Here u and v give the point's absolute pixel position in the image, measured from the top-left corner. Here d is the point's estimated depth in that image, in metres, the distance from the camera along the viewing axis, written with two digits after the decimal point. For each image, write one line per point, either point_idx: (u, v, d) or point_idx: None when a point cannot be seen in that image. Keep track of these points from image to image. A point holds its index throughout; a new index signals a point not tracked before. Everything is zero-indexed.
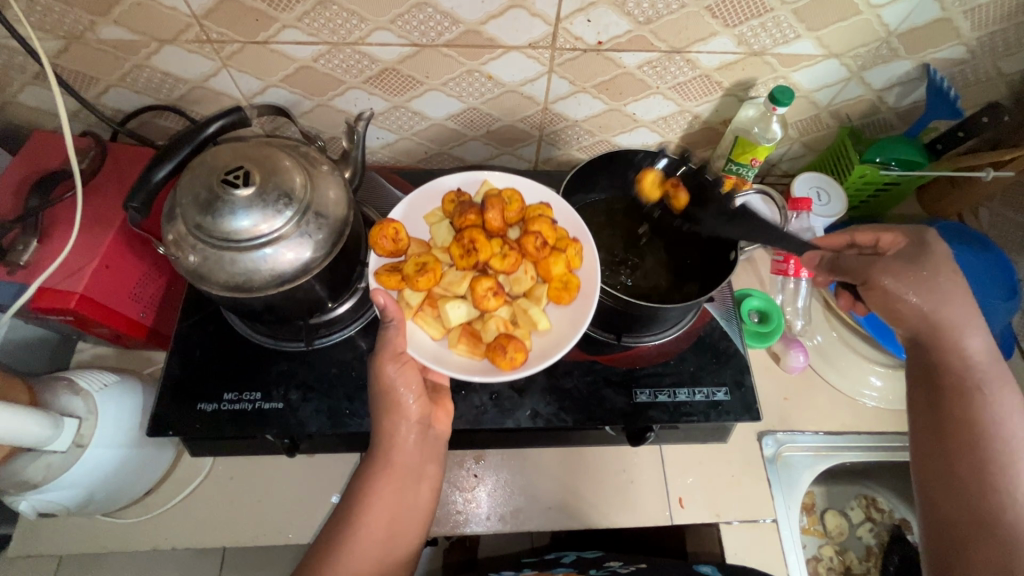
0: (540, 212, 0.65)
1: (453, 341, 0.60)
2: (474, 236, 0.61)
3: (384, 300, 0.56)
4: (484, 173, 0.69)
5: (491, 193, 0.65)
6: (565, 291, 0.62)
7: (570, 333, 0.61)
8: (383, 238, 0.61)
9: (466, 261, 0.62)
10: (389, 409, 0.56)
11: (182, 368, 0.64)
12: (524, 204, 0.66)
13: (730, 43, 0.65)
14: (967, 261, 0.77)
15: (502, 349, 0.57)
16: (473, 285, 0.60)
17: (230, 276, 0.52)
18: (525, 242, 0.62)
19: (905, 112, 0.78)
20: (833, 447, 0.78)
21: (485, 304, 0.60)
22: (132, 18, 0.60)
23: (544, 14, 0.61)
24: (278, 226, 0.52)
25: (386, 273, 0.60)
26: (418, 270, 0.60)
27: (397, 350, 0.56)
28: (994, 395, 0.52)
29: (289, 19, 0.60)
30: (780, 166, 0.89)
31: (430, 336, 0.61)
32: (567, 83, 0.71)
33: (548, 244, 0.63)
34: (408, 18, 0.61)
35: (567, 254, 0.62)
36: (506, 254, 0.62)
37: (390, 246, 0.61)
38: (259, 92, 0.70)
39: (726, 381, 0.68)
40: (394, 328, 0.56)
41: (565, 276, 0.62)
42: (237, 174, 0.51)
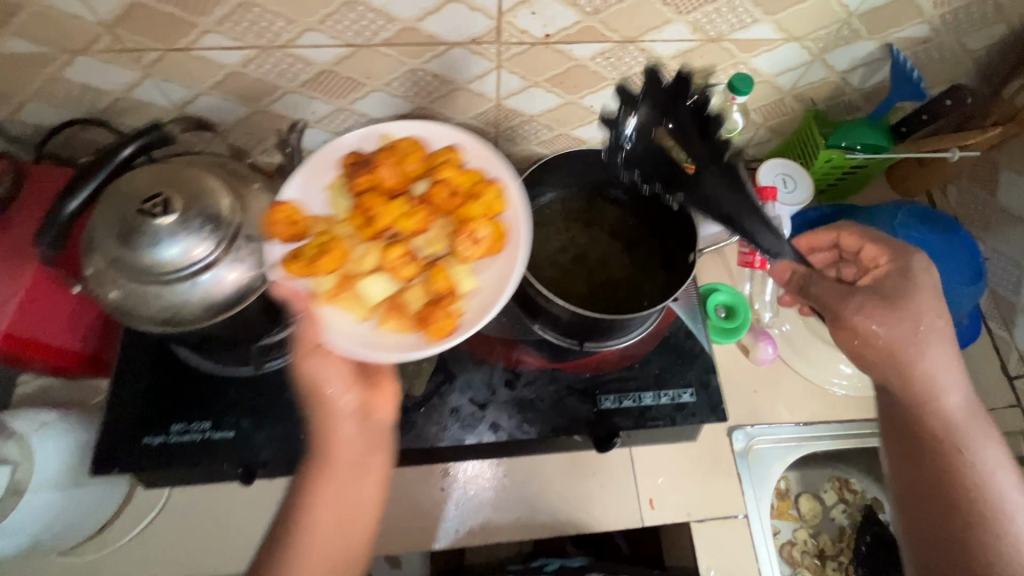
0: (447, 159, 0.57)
1: (380, 320, 0.54)
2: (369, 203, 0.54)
3: (285, 291, 0.49)
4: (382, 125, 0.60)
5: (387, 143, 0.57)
6: (494, 233, 0.55)
7: (501, 286, 0.55)
8: (277, 220, 0.52)
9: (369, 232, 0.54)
10: (316, 401, 0.50)
11: (127, 400, 0.61)
12: (428, 153, 0.58)
13: (685, 30, 0.62)
14: (935, 246, 0.75)
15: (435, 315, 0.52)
16: (380, 256, 0.53)
17: (157, 311, 0.49)
18: (430, 196, 0.55)
19: (870, 93, 0.75)
20: (803, 438, 0.78)
21: (401, 271, 0.53)
22: (36, 28, 0.54)
23: (484, 7, 0.57)
24: (207, 254, 0.49)
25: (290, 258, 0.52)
26: (316, 253, 0.52)
27: (312, 342, 0.49)
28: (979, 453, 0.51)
29: (208, 23, 0.55)
30: (746, 151, 0.87)
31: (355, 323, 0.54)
32: (518, 78, 0.67)
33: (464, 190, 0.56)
34: (339, 18, 0.56)
35: (486, 197, 0.55)
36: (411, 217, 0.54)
37: (285, 230, 0.53)
38: (190, 101, 0.66)
39: (692, 381, 0.67)
40: (302, 320, 0.50)
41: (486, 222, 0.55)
42: (155, 202, 0.47)
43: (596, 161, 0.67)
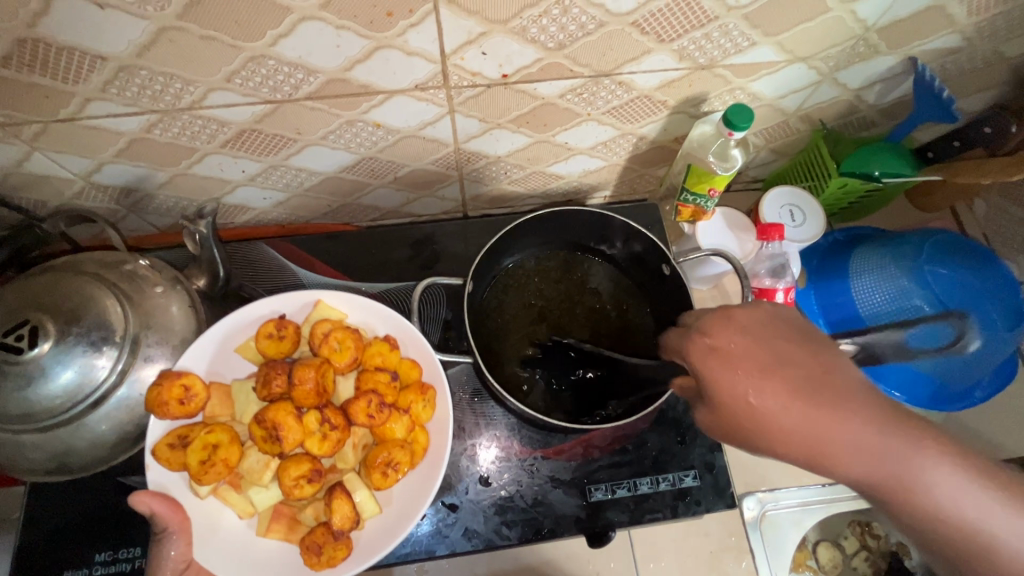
0: (378, 357, 0.51)
1: (263, 527, 0.47)
2: (274, 413, 0.46)
3: (150, 507, 0.43)
4: (318, 293, 0.52)
5: (316, 331, 0.50)
6: (416, 452, 0.50)
7: (404, 516, 0.48)
8: (164, 404, 0.42)
9: (269, 445, 0.46)
10: None
11: (42, 526, 0.53)
12: (361, 343, 0.51)
13: (670, 59, 0.51)
14: (964, 282, 0.66)
15: (315, 550, 0.45)
16: (281, 474, 0.46)
17: (41, 460, 0.40)
18: (351, 409, 0.48)
19: (888, 109, 0.64)
20: (821, 500, 0.70)
21: (298, 492, 0.47)
22: None
23: (423, 51, 0.46)
24: (108, 377, 0.41)
25: (166, 452, 0.44)
26: (204, 461, 0.45)
27: (179, 563, 0.44)
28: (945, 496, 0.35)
29: (89, 90, 0.46)
30: (746, 173, 0.77)
31: (236, 517, 0.48)
32: (476, 121, 0.57)
33: (386, 403, 0.49)
34: (247, 74, 0.46)
35: (410, 413, 0.50)
36: (326, 433, 0.47)
37: (173, 414, 0.43)
38: (94, 170, 0.56)
39: (695, 463, 0.58)
40: (173, 539, 0.44)
41: (408, 440, 0.49)
42: (20, 333, 0.38)
43: (578, 220, 0.58)
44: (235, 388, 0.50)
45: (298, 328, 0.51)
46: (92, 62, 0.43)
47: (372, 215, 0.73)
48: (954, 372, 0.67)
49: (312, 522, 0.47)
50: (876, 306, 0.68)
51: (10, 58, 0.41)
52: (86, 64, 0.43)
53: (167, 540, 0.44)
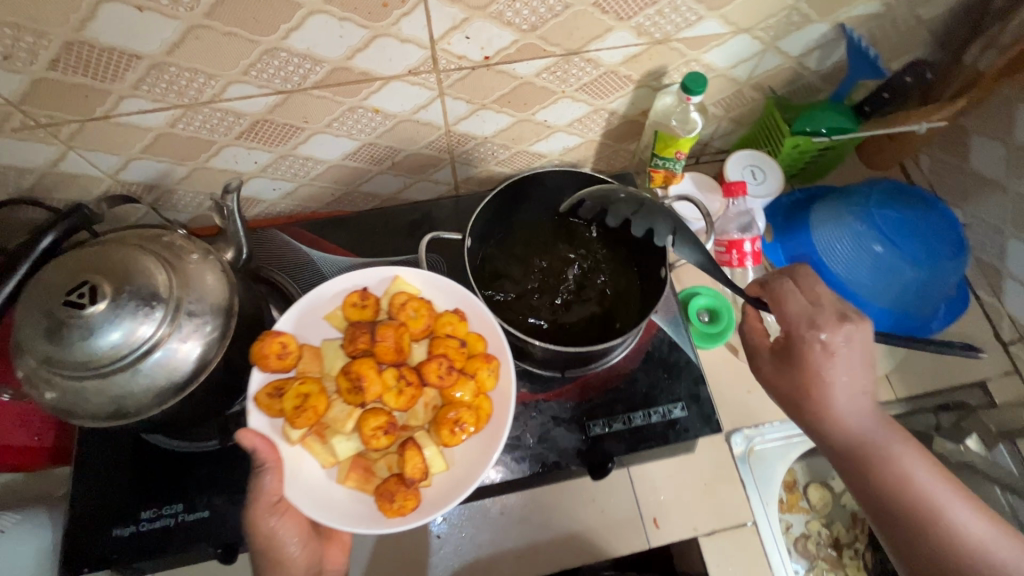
0: (448, 326, 0.58)
1: (342, 475, 0.54)
2: (361, 366, 0.53)
3: (253, 444, 0.48)
4: (395, 270, 0.61)
5: (394, 301, 0.58)
6: (480, 416, 0.55)
7: (467, 474, 0.54)
8: (266, 357, 0.52)
9: (353, 396, 0.53)
10: (272, 558, 0.51)
11: (88, 492, 0.58)
12: (433, 314, 0.59)
13: (630, 35, 0.59)
14: (913, 223, 0.73)
15: (389, 496, 0.51)
16: (362, 423, 0.53)
17: (101, 405, 0.45)
18: (425, 370, 0.55)
19: (828, 74, 0.73)
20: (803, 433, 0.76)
21: (376, 443, 0.53)
22: None
23: (415, 38, 0.54)
24: (150, 335, 0.45)
25: (266, 398, 0.52)
26: (297, 407, 0.51)
27: (271, 499, 0.50)
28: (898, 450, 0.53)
29: (124, 88, 0.52)
30: (711, 144, 0.84)
31: (318, 465, 0.54)
32: (464, 103, 0.64)
33: (455, 367, 0.56)
34: (263, 66, 0.53)
35: (476, 378, 0.55)
36: (402, 388, 0.55)
37: (274, 365, 0.53)
38: (122, 167, 0.62)
39: (681, 395, 0.64)
40: (269, 474, 0.49)
41: (474, 404, 0.55)
42: (81, 291, 0.44)
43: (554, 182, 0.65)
44: (323, 348, 0.57)
45: (378, 299, 0.59)
46: (128, 60, 0.49)
47: (372, 203, 0.80)
48: (914, 308, 0.74)
49: (384, 473, 0.54)
50: (841, 253, 0.74)
51: (57, 61, 0.48)
52: (122, 63, 0.49)
53: (263, 474, 0.49)
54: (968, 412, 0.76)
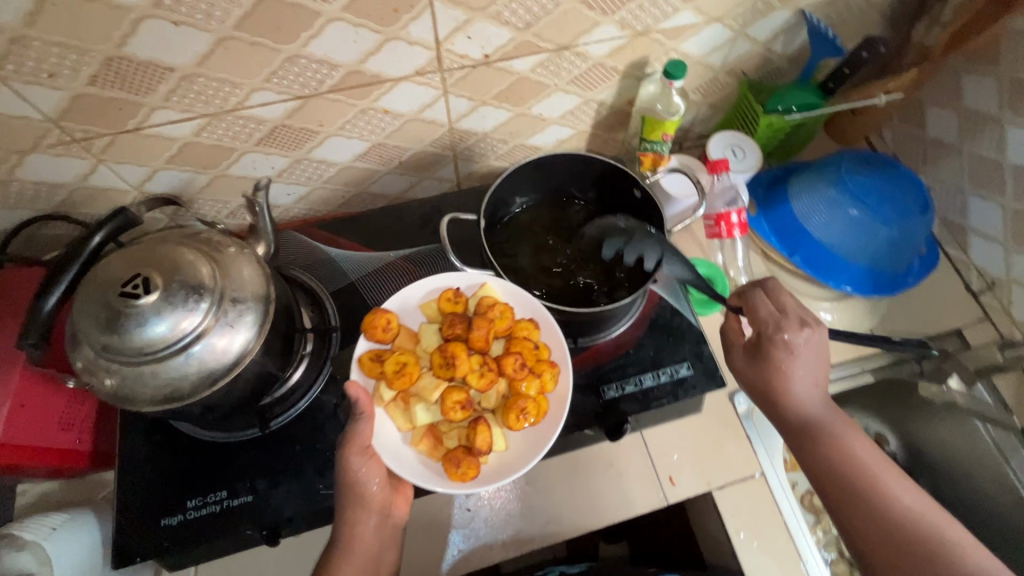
0: (525, 330, 0.63)
1: (415, 438, 0.61)
2: (455, 347, 0.61)
3: (356, 393, 0.55)
4: (487, 275, 0.67)
5: (484, 300, 0.64)
6: (541, 411, 0.60)
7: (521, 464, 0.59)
8: (373, 327, 0.62)
9: (443, 370, 0.60)
10: (352, 498, 0.57)
11: (134, 487, 0.61)
12: (514, 317, 0.64)
13: (614, 29, 0.65)
14: (881, 188, 0.79)
15: (456, 462, 0.57)
16: (445, 395, 0.60)
17: (157, 389, 0.49)
18: (502, 362, 0.61)
19: (793, 57, 0.80)
20: None
21: (452, 415, 0.59)
22: None
23: (422, 40, 0.59)
24: (198, 321, 0.49)
25: (368, 362, 0.61)
26: (396, 370, 0.60)
27: (364, 442, 0.56)
28: (841, 431, 0.59)
29: (155, 100, 0.56)
30: (693, 130, 0.90)
31: (396, 428, 0.61)
32: (466, 100, 0.69)
33: (527, 365, 0.61)
34: (284, 73, 0.57)
35: (542, 378, 0.60)
36: (484, 372, 0.61)
37: (377, 335, 0.62)
38: (147, 178, 0.66)
39: (686, 356, 0.69)
40: (363, 420, 0.56)
41: (536, 399, 0.60)
42: (135, 283, 0.48)
43: (557, 166, 0.70)
44: (422, 331, 0.65)
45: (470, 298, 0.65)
46: (162, 73, 0.53)
47: (380, 203, 0.84)
48: (887, 265, 0.81)
49: (451, 444, 0.60)
50: (818, 222, 0.81)
51: (97, 77, 0.52)
52: (156, 76, 0.53)
53: (359, 419, 0.56)
54: (949, 355, 0.82)
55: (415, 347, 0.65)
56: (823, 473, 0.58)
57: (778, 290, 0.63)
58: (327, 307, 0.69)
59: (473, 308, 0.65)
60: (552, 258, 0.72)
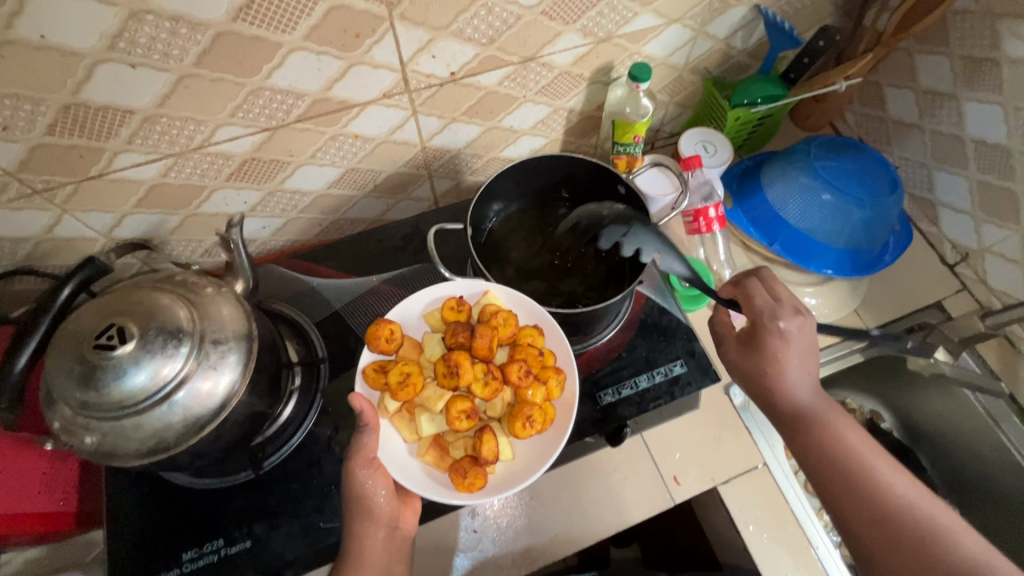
0: (529, 337, 0.62)
1: (422, 449, 0.60)
2: (458, 356, 0.59)
3: (362, 404, 0.54)
4: (489, 282, 0.65)
5: (487, 309, 0.62)
6: (547, 419, 0.59)
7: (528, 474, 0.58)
8: (377, 337, 0.60)
9: (447, 380, 0.59)
10: (360, 511, 0.56)
11: (125, 546, 0.58)
12: (518, 324, 0.63)
13: (577, 37, 0.66)
14: (850, 168, 0.80)
15: (463, 473, 0.56)
16: (450, 405, 0.58)
17: (141, 442, 0.47)
18: (507, 370, 0.59)
19: (753, 51, 0.81)
20: None
21: (457, 425, 0.58)
22: None
23: (387, 62, 0.58)
24: (179, 367, 0.47)
25: (372, 374, 0.59)
26: (400, 382, 0.58)
27: (370, 455, 0.55)
28: (835, 424, 0.59)
29: (118, 144, 0.55)
30: (663, 129, 0.92)
31: (402, 439, 0.61)
32: (436, 119, 0.69)
33: (532, 372, 0.60)
34: (249, 106, 0.57)
35: (547, 385, 0.60)
36: (489, 380, 0.60)
37: (380, 347, 0.61)
38: (116, 224, 0.64)
39: (679, 353, 0.69)
40: (370, 432, 0.54)
41: (543, 407, 0.59)
42: (110, 334, 0.46)
43: (534, 173, 0.70)
44: (425, 340, 0.64)
45: (473, 306, 0.64)
46: (122, 116, 0.52)
47: (358, 228, 0.83)
48: (865, 245, 0.82)
49: (458, 454, 0.59)
50: (795, 209, 0.82)
51: (54, 126, 0.50)
52: (116, 120, 0.52)
53: (364, 431, 0.54)
54: (931, 329, 0.82)
55: (419, 357, 0.64)
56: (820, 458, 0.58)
57: (775, 279, 0.64)
58: (313, 337, 0.69)
59: (475, 317, 0.64)
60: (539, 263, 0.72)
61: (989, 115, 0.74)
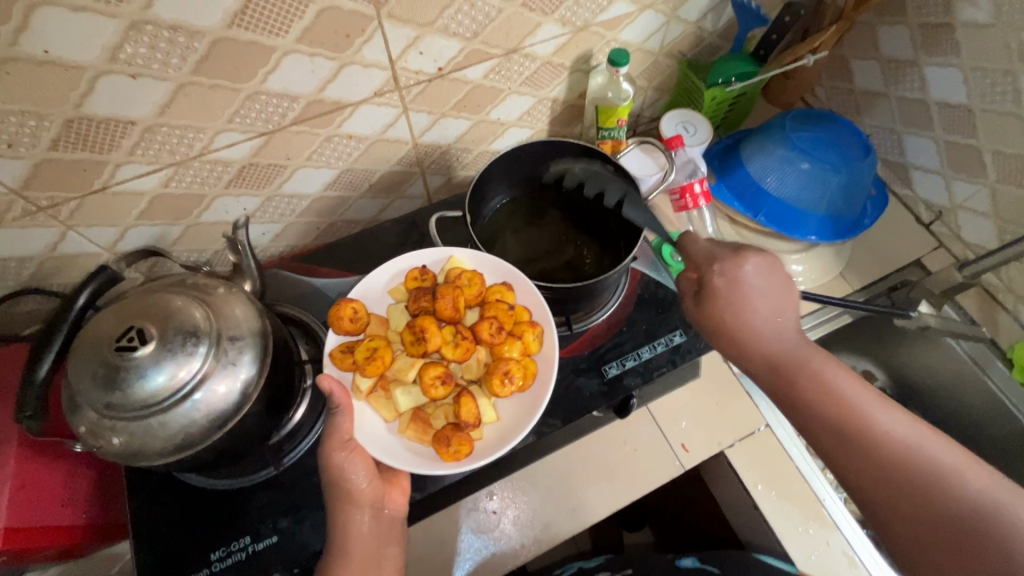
0: (498, 295, 0.66)
1: (402, 427, 0.62)
2: (424, 321, 0.63)
3: (330, 385, 0.57)
4: (450, 250, 0.70)
5: (451, 273, 0.67)
6: (528, 374, 0.62)
7: (513, 430, 0.61)
8: (340, 318, 0.63)
9: (416, 347, 0.63)
10: (342, 498, 0.58)
11: (154, 551, 0.59)
12: (484, 285, 0.67)
13: (556, 27, 0.68)
14: (826, 138, 0.84)
15: (446, 441, 0.58)
16: (424, 372, 0.62)
17: (167, 439, 0.48)
18: (478, 329, 0.64)
19: (724, 33, 0.85)
20: None
21: (434, 392, 0.62)
22: None
23: (377, 61, 0.60)
24: (198, 365, 0.49)
25: (339, 355, 0.62)
26: (368, 358, 0.62)
27: (344, 436, 0.57)
28: (820, 367, 0.57)
29: (120, 156, 0.56)
30: (644, 114, 0.95)
31: (382, 418, 0.63)
32: (426, 115, 0.71)
33: (505, 328, 0.64)
34: (246, 111, 0.58)
35: (523, 339, 0.63)
36: (458, 341, 0.64)
37: (346, 327, 0.63)
38: (119, 237, 0.65)
39: (677, 324, 0.72)
40: (341, 414, 0.57)
41: (522, 361, 0.62)
42: (130, 336, 0.47)
43: (525, 158, 0.73)
44: (390, 314, 0.68)
45: (436, 273, 0.68)
46: (124, 128, 0.53)
47: (355, 228, 0.85)
48: (845, 211, 0.86)
49: (440, 423, 0.62)
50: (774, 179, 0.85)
51: (59, 140, 0.52)
52: (119, 131, 0.54)
53: (336, 413, 0.57)
54: (913, 284, 0.87)
55: (386, 331, 0.68)
56: (815, 417, 0.56)
57: None
58: (322, 335, 0.70)
59: (439, 282, 0.68)
60: (538, 250, 0.75)
61: (950, 78, 0.79)
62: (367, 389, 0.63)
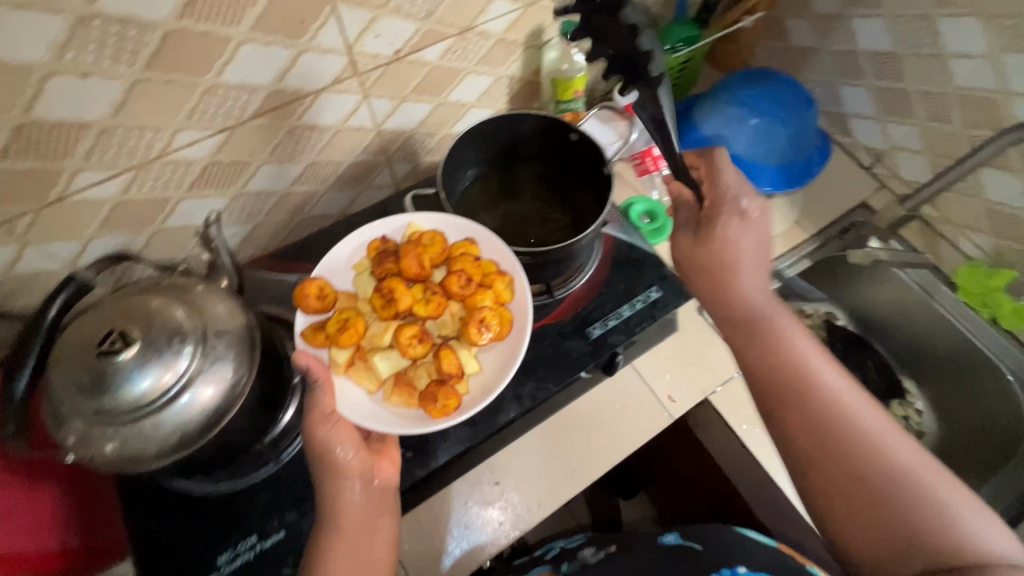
0: (462, 250, 0.68)
1: (387, 394, 0.64)
2: (392, 283, 0.66)
3: (307, 360, 0.57)
4: (408, 217, 0.72)
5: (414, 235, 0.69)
6: (506, 322, 0.65)
7: (496, 379, 0.64)
8: (308, 297, 0.64)
9: (388, 310, 0.66)
10: (329, 472, 0.57)
11: (157, 562, 0.58)
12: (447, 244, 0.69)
13: (506, 4, 0.70)
14: (767, 91, 0.90)
15: (434, 398, 0.60)
16: (398, 333, 0.64)
17: (161, 443, 0.47)
18: (449, 284, 0.66)
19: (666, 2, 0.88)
20: None
21: (413, 351, 0.64)
22: None
23: (333, 47, 0.60)
24: (186, 364, 0.48)
25: (311, 333, 0.64)
26: (339, 329, 0.63)
27: (327, 409, 0.57)
28: (779, 324, 0.61)
29: (75, 162, 0.54)
30: (598, 87, 0.98)
31: (365, 390, 0.64)
32: (387, 100, 0.71)
33: (474, 281, 0.65)
34: (205, 107, 0.57)
35: (494, 288, 0.65)
36: (429, 297, 0.67)
37: (314, 305, 0.65)
38: (81, 251, 0.63)
39: (653, 281, 0.75)
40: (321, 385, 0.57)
41: (496, 310, 0.65)
42: (111, 340, 0.46)
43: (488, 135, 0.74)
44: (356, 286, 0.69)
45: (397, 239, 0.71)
46: (77, 132, 0.52)
47: (326, 224, 0.84)
48: (795, 159, 0.90)
49: (424, 383, 0.64)
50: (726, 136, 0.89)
51: (8, 150, 0.50)
52: (71, 136, 0.52)
53: (318, 386, 0.58)
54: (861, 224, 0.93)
55: (357, 302, 0.69)
56: (801, 430, 0.55)
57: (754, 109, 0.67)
58: None
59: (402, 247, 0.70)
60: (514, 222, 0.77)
61: (875, 28, 0.85)
62: (345, 361, 0.63)
